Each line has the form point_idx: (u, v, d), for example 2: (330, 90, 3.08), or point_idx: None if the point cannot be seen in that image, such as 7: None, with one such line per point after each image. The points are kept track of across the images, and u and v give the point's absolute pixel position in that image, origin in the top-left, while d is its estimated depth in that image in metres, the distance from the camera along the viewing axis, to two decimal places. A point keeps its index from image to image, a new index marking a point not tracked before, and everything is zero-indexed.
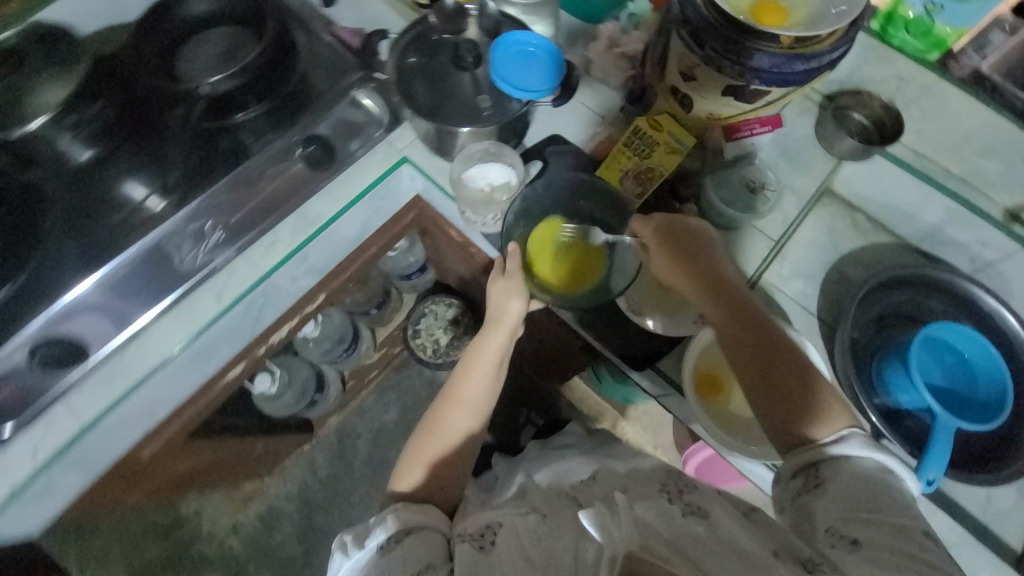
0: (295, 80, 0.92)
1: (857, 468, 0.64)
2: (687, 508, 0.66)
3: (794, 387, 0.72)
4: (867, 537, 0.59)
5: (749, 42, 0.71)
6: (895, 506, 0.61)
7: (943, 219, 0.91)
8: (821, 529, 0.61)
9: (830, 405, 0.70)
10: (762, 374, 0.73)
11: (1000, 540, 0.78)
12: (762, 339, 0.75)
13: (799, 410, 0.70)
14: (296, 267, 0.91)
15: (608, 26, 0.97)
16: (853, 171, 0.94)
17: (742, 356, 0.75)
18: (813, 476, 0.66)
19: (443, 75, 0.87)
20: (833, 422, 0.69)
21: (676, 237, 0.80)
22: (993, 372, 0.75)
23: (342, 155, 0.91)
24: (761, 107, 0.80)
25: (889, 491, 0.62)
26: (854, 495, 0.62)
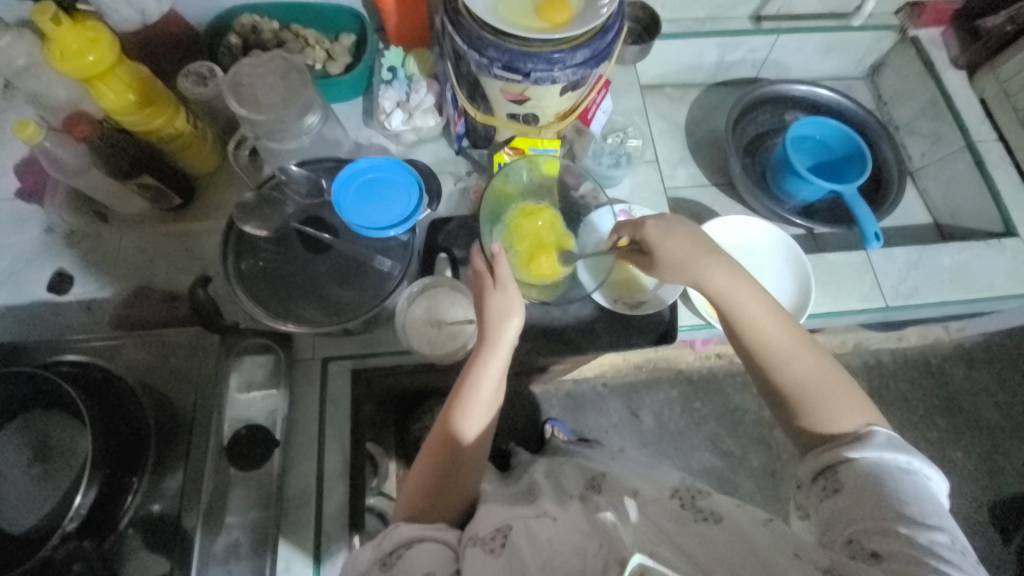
0: (173, 403, 0.64)
1: (887, 480, 0.48)
2: (697, 514, 0.50)
3: (816, 373, 0.57)
4: (895, 551, 0.43)
5: (540, 50, 0.62)
6: (927, 529, 0.44)
7: (731, 46, 1.04)
8: (842, 539, 0.47)
9: (853, 396, 0.56)
10: (783, 359, 0.58)
11: (985, 275, 0.89)
12: (780, 323, 0.60)
13: (821, 397, 0.56)
14: (294, 522, 0.68)
15: (389, 96, 0.84)
16: (651, 65, 1.04)
17: (766, 347, 0.59)
18: (828, 481, 0.51)
19: (285, 239, 0.68)
20: (855, 414, 0.54)
21: (672, 230, 0.64)
22: (843, 137, 0.97)
23: (272, 409, 0.69)
24: (591, 90, 0.73)
25: (926, 514, 0.45)
26: (878, 505, 0.46)
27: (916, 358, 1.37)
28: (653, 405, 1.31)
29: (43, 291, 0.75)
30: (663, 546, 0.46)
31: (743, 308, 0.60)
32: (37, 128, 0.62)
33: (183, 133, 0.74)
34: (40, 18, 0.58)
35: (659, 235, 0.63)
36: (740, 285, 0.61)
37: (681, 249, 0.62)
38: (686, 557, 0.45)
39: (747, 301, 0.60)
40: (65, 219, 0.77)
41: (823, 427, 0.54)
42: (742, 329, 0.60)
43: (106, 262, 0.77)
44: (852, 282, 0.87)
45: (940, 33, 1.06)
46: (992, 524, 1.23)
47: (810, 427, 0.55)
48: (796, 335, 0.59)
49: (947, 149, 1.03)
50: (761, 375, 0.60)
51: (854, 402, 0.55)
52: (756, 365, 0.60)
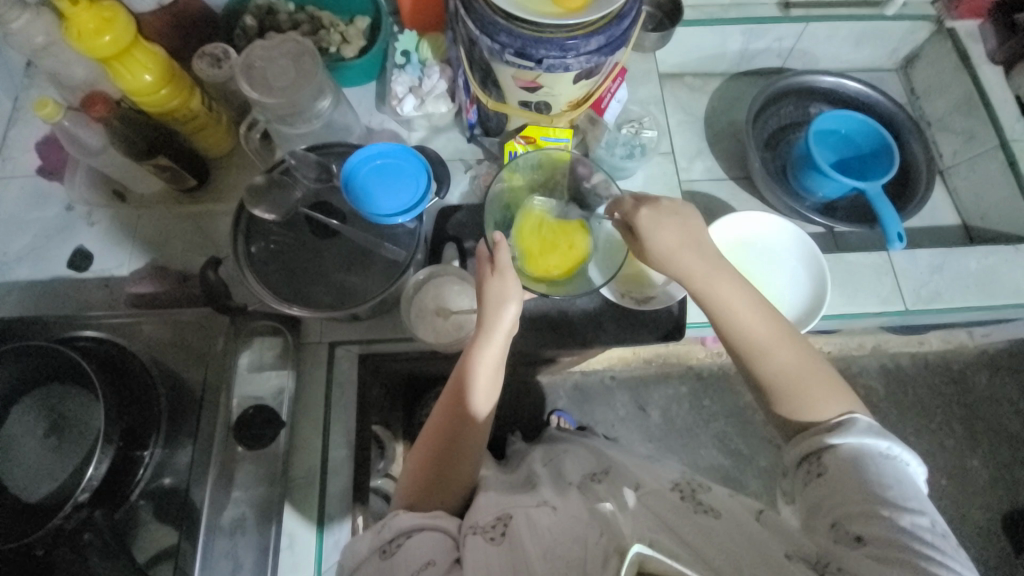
0: (184, 380, 0.65)
1: (869, 465, 0.47)
2: (697, 506, 0.50)
3: (798, 362, 0.57)
4: (877, 534, 0.43)
5: (555, 36, 0.60)
6: (907, 510, 0.44)
7: (755, 35, 1.00)
8: (826, 523, 0.47)
9: (835, 384, 0.55)
10: (762, 348, 0.58)
11: (1010, 280, 0.85)
12: (761, 313, 0.59)
13: (802, 386, 0.55)
14: (300, 497, 0.70)
15: (402, 81, 0.83)
16: (672, 54, 1.02)
17: (746, 334, 0.58)
18: (811, 466, 0.51)
19: (294, 224, 0.69)
20: (837, 402, 0.53)
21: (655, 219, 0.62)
22: (869, 131, 0.93)
23: (278, 389, 0.70)
24: (607, 78, 0.71)
25: (906, 498, 0.45)
26: (860, 489, 0.46)
27: (937, 364, 1.33)
28: (660, 400, 1.31)
29: (64, 267, 0.77)
30: (662, 535, 0.46)
31: (721, 298, 0.60)
32: (56, 106, 0.63)
33: (198, 115, 0.75)
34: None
35: (650, 226, 0.62)
36: (719, 275, 0.60)
37: (659, 239, 0.62)
38: (682, 543, 0.45)
39: (728, 288, 0.60)
40: (84, 197, 0.79)
41: (805, 416, 0.54)
42: (723, 315, 0.59)
43: (124, 240, 0.79)
44: (871, 283, 0.85)
45: (979, 25, 1.01)
46: (1006, 535, 1.20)
47: (792, 417, 0.55)
48: (777, 324, 0.59)
49: (980, 148, 0.98)
50: (743, 365, 0.59)
51: (837, 390, 0.54)
52: (737, 355, 0.59)
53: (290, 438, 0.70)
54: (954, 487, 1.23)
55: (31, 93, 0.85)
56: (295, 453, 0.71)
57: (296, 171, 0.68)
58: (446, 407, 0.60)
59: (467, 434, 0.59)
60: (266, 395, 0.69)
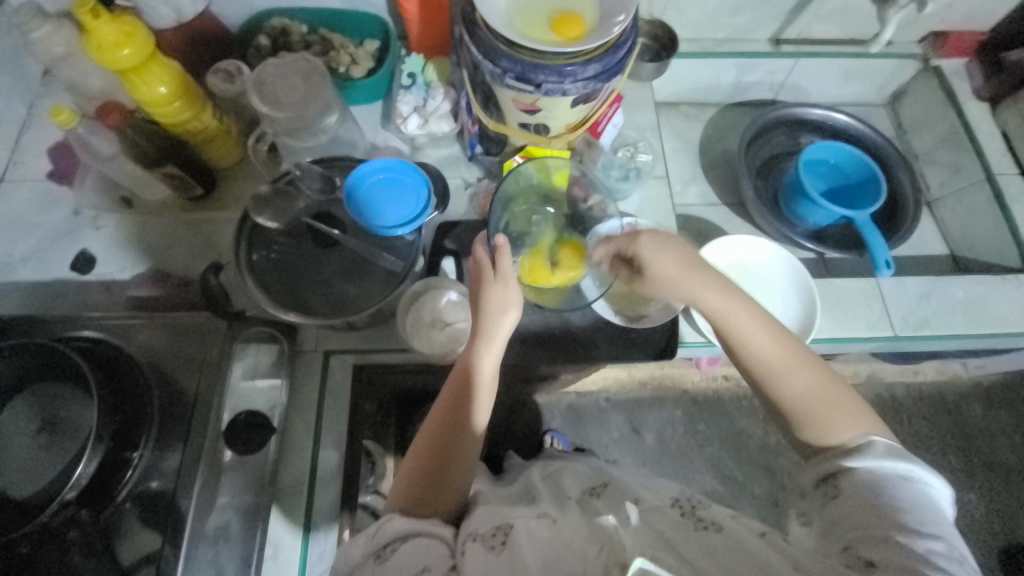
0: (177, 383, 0.66)
1: (886, 488, 0.47)
2: (698, 523, 0.50)
3: (816, 385, 0.56)
4: (889, 558, 0.42)
5: (554, 63, 0.64)
6: (925, 535, 0.43)
7: (747, 69, 1.04)
8: (838, 546, 0.46)
9: (855, 408, 0.55)
10: (781, 372, 0.57)
11: (1000, 310, 0.87)
12: (778, 336, 0.59)
13: (822, 409, 0.55)
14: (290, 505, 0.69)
15: (406, 101, 0.87)
16: (667, 84, 1.06)
17: (763, 358, 0.58)
18: (828, 487, 0.51)
19: (296, 232, 0.71)
20: (858, 425, 0.53)
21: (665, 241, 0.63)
22: (859, 162, 0.96)
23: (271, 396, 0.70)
24: (603, 104, 0.74)
25: (924, 522, 0.44)
26: (876, 513, 0.46)
27: (931, 394, 1.33)
28: (655, 423, 1.30)
29: (67, 269, 0.78)
30: (665, 553, 0.46)
31: (736, 321, 0.60)
32: (71, 113, 0.66)
33: (209, 127, 0.78)
34: (82, 10, 0.61)
35: (655, 246, 0.63)
36: (734, 299, 0.60)
37: (669, 264, 0.62)
38: (685, 561, 0.45)
39: (743, 313, 0.60)
40: (93, 202, 0.81)
41: (825, 440, 0.53)
42: (739, 341, 0.59)
43: (129, 245, 0.80)
44: (860, 308, 0.86)
45: (963, 64, 1.05)
46: (1006, 571, 1.19)
47: (813, 441, 0.54)
48: (795, 347, 0.58)
49: (967, 181, 1.01)
50: (762, 390, 0.59)
51: (856, 412, 0.54)
52: (756, 380, 0.59)
53: (281, 445, 0.70)
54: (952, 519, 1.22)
55: (47, 101, 0.88)
56: (286, 461, 0.71)
57: (300, 182, 0.70)
58: (442, 414, 0.60)
59: (467, 443, 0.59)
60: (260, 402, 0.69)
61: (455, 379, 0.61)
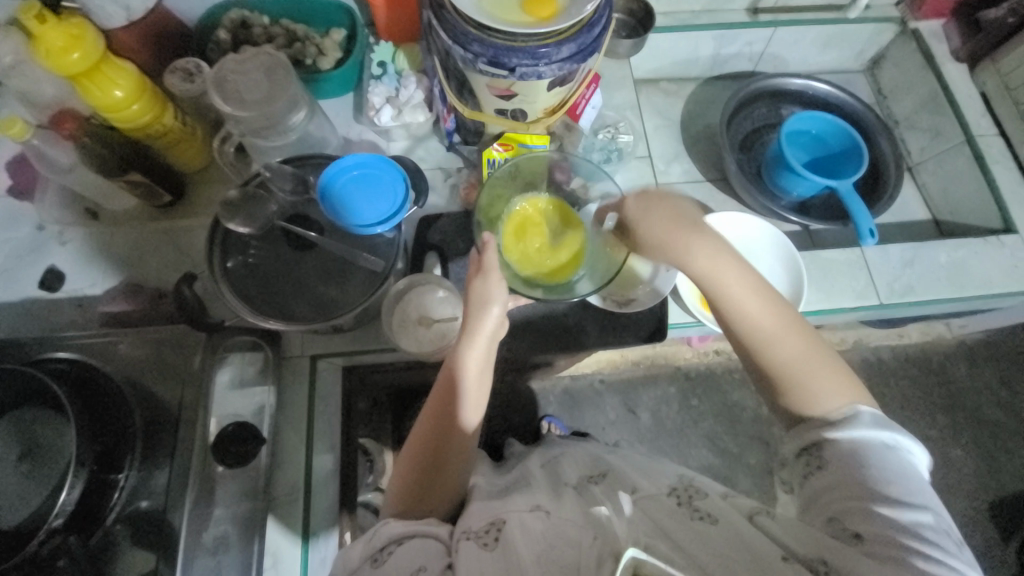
0: (160, 400, 0.64)
1: (873, 460, 0.48)
2: (694, 513, 0.50)
3: (804, 352, 0.56)
4: (874, 533, 0.44)
5: (527, 45, 0.61)
6: (910, 506, 0.45)
7: (725, 40, 1.02)
8: (823, 518, 0.48)
9: (843, 376, 0.55)
10: (770, 339, 0.57)
11: (982, 271, 0.88)
12: (769, 302, 0.58)
13: (810, 377, 0.54)
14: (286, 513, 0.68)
15: (378, 92, 0.84)
16: (645, 60, 1.03)
17: (754, 325, 0.57)
18: (811, 456, 0.52)
19: (272, 236, 0.68)
20: (843, 393, 0.53)
21: (655, 210, 0.62)
22: (841, 130, 0.95)
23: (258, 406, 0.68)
24: (580, 86, 0.72)
25: (909, 494, 0.46)
26: (864, 486, 0.47)
27: (917, 356, 1.36)
28: (650, 402, 1.31)
29: (34, 287, 0.75)
30: (659, 541, 0.46)
31: (728, 286, 0.58)
32: (24, 126, 0.63)
33: (172, 130, 0.74)
34: (25, 15, 0.58)
35: (638, 213, 0.62)
36: (726, 263, 0.59)
37: (661, 232, 0.60)
38: (682, 547, 0.46)
39: (735, 280, 0.58)
40: (55, 216, 0.77)
41: (808, 408, 0.54)
42: (730, 308, 0.58)
43: (98, 259, 0.77)
44: (845, 278, 0.86)
45: (942, 25, 1.04)
46: (992, 523, 1.23)
47: (795, 409, 0.55)
48: (785, 315, 0.58)
49: (947, 144, 1.02)
50: (749, 356, 0.58)
51: (842, 381, 0.54)
52: (743, 346, 0.58)
53: (272, 454, 0.69)
54: (940, 476, 1.26)
55: None
56: (278, 469, 0.70)
57: (270, 183, 0.67)
58: (434, 414, 0.59)
59: (457, 442, 0.59)
60: (248, 412, 0.68)
61: (443, 378, 0.60)
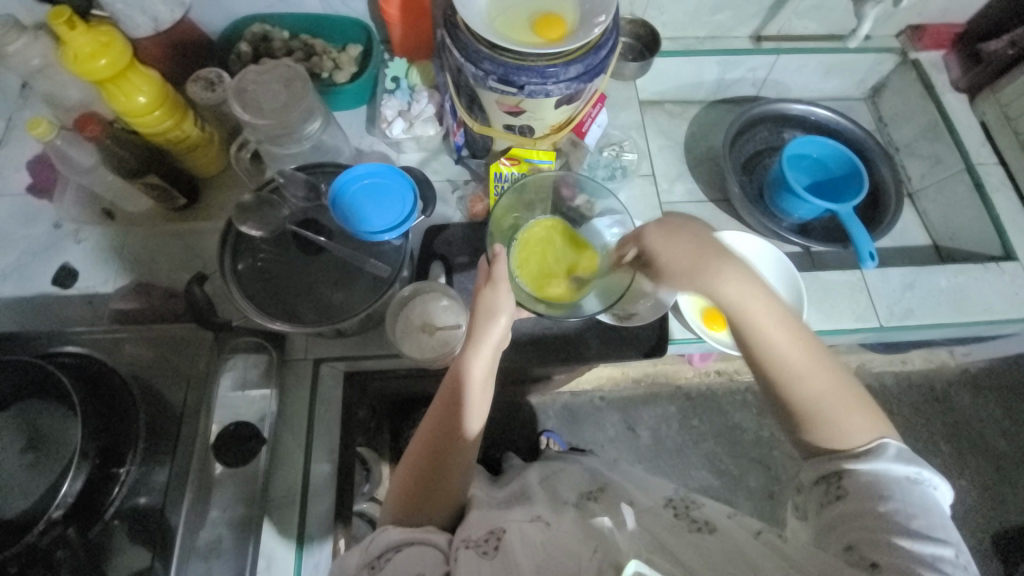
0: (163, 396, 0.65)
1: (892, 490, 0.48)
2: (692, 524, 0.51)
3: (832, 386, 0.54)
4: (894, 562, 0.43)
5: (535, 65, 0.64)
6: (933, 541, 0.44)
7: (728, 66, 1.05)
8: (840, 545, 0.47)
9: (867, 410, 0.54)
10: (797, 372, 0.55)
11: (984, 298, 0.88)
12: (795, 334, 0.56)
13: (834, 412, 0.53)
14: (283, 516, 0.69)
15: (391, 105, 0.86)
16: (651, 82, 1.06)
17: (781, 358, 0.55)
18: (831, 484, 0.51)
19: (282, 240, 0.70)
20: (866, 427, 0.52)
21: (683, 232, 0.59)
22: (842, 155, 0.97)
23: (260, 408, 0.69)
24: (586, 104, 0.75)
25: (932, 527, 0.45)
26: (882, 516, 0.46)
27: (920, 382, 1.35)
28: (650, 421, 1.31)
29: (48, 284, 0.77)
30: (659, 555, 0.47)
31: (758, 319, 0.56)
32: (49, 126, 0.65)
33: (190, 136, 0.77)
34: (55, 21, 0.60)
35: (660, 237, 0.59)
36: (754, 294, 0.56)
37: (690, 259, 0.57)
38: (678, 563, 0.46)
39: (762, 311, 0.56)
40: (73, 215, 0.79)
41: (837, 443, 0.52)
42: (758, 340, 0.56)
43: (111, 258, 0.79)
44: (846, 300, 0.87)
45: (942, 56, 1.07)
46: (996, 556, 1.21)
47: (825, 445, 0.53)
48: (812, 347, 0.56)
49: (947, 171, 1.03)
50: (771, 389, 0.56)
51: (866, 415, 0.53)
52: (769, 379, 0.56)
53: (272, 456, 0.69)
54: None
55: (23, 113, 0.86)
56: (277, 472, 0.70)
57: (284, 189, 0.70)
58: (436, 422, 0.60)
59: (459, 452, 0.59)
60: (250, 412, 0.69)
61: (447, 386, 0.61)
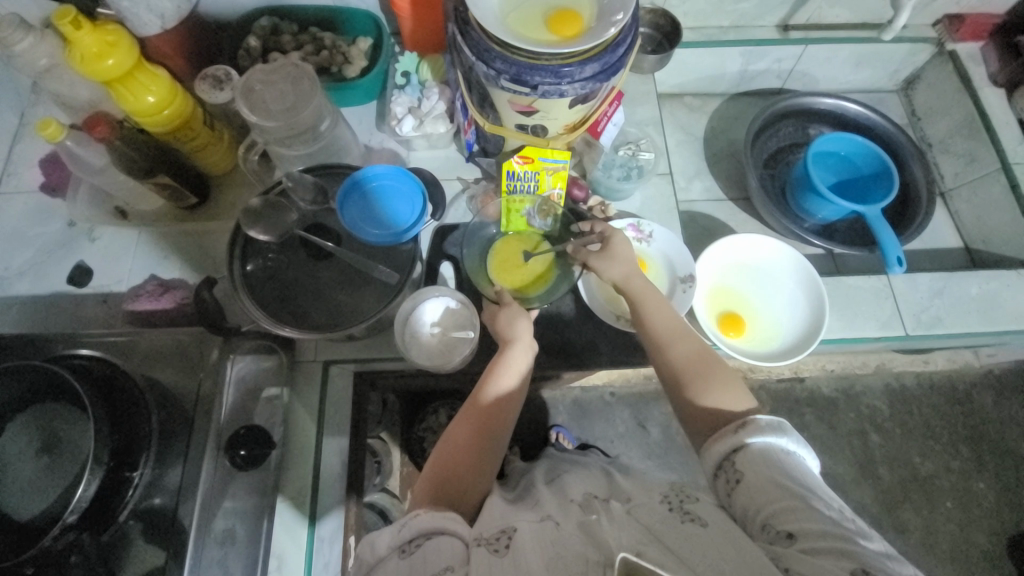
0: (172, 398, 0.66)
1: (779, 459, 0.49)
2: (684, 516, 0.46)
3: (704, 359, 0.62)
4: (807, 528, 0.43)
5: (551, 63, 0.61)
6: (823, 500, 0.45)
7: (751, 58, 1.01)
8: (758, 525, 0.46)
9: (733, 382, 0.59)
10: (668, 339, 0.64)
11: (1016, 306, 0.84)
12: (667, 311, 0.66)
13: (701, 379, 0.60)
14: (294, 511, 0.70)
15: (401, 102, 0.84)
16: (670, 74, 1.02)
17: (652, 326, 0.65)
18: (728, 472, 0.51)
19: (289, 243, 0.69)
20: (732, 393, 0.58)
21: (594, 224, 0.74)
22: (870, 152, 0.93)
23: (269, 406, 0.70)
24: (603, 102, 0.72)
25: (816, 488, 0.46)
26: (777, 485, 0.46)
27: (942, 384, 1.31)
28: (661, 417, 1.29)
29: (64, 281, 0.78)
30: (650, 546, 0.43)
31: (637, 295, 0.67)
32: (58, 127, 0.64)
33: (200, 136, 0.76)
34: (61, 21, 0.59)
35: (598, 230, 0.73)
36: (634, 274, 0.69)
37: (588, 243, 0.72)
38: (675, 558, 0.42)
39: (644, 287, 0.68)
40: (86, 213, 0.80)
41: (708, 404, 0.58)
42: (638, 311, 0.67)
43: (125, 256, 0.80)
44: (870, 306, 0.84)
45: (979, 47, 1.01)
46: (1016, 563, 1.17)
47: (696, 404, 0.58)
48: (682, 323, 0.66)
49: (983, 170, 0.98)
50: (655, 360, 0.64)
51: (732, 386, 0.59)
52: (650, 347, 0.65)
53: (281, 454, 0.70)
54: (959, 510, 1.21)
55: (37, 110, 0.86)
56: (285, 471, 0.70)
57: (292, 193, 0.69)
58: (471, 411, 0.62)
59: (488, 446, 0.60)
60: (261, 413, 0.70)
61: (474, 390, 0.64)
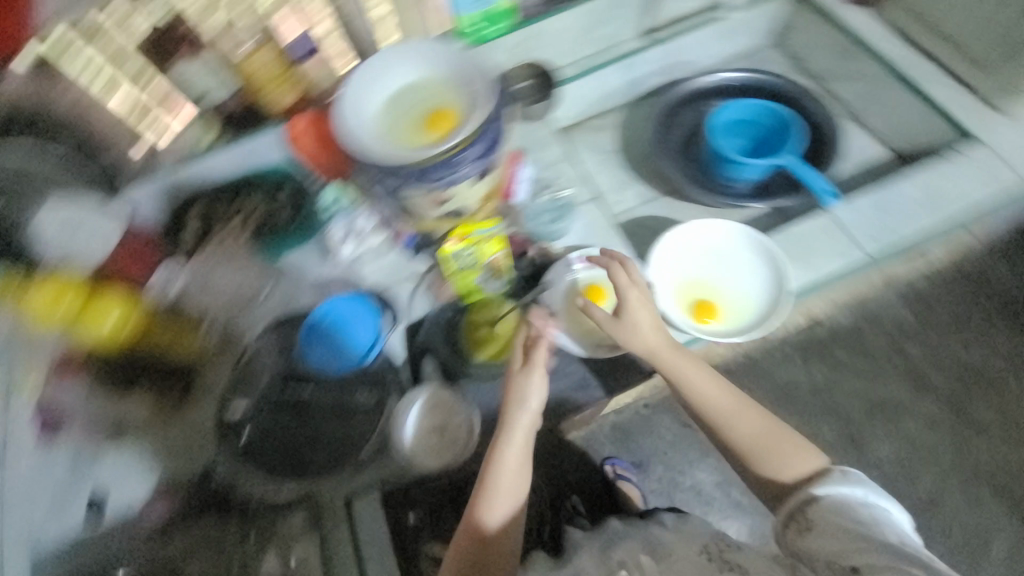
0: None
1: (849, 510, 0.63)
2: (724, 565, 0.66)
3: (768, 434, 0.73)
4: (868, 564, 0.58)
5: (446, 157, 0.69)
6: (880, 535, 0.60)
7: (630, 68, 1.08)
8: (822, 563, 0.61)
9: (795, 442, 0.73)
10: (728, 417, 0.75)
11: (955, 188, 0.87)
12: (713, 381, 0.76)
13: (771, 453, 0.72)
14: None
15: (335, 230, 0.87)
16: (565, 110, 1.09)
17: (706, 399, 0.75)
18: (801, 521, 0.66)
19: (273, 404, 0.80)
20: (801, 458, 0.71)
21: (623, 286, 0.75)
22: (761, 108, 1.00)
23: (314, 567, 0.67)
24: (501, 168, 0.79)
25: (876, 530, 0.60)
26: (847, 536, 0.60)
27: (952, 271, 1.29)
28: None
29: (74, 525, 0.66)
30: None
31: (682, 369, 0.75)
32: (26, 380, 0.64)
33: (163, 334, 0.76)
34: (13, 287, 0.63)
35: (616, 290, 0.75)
36: (673, 348, 0.75)
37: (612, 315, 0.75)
38: None
39: (683, 359, 0.75)
40: (74, 438, 0.70)
41: (785, 478, 0.70)
42: (684, 383, 0.75)
43: (129, 467, 0.72)
44: (825, 241, 0.86)
45: None
46: None
47: (774, 481, 0.71)
48: (728, 388, 0.76)
49: (879, 80, 1.03)
50: (720, 432, 0.75)
51: (799, 448, 0.72)
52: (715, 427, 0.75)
53: None
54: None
55: None
56: None
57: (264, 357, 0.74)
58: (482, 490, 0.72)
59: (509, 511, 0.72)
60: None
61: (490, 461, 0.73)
